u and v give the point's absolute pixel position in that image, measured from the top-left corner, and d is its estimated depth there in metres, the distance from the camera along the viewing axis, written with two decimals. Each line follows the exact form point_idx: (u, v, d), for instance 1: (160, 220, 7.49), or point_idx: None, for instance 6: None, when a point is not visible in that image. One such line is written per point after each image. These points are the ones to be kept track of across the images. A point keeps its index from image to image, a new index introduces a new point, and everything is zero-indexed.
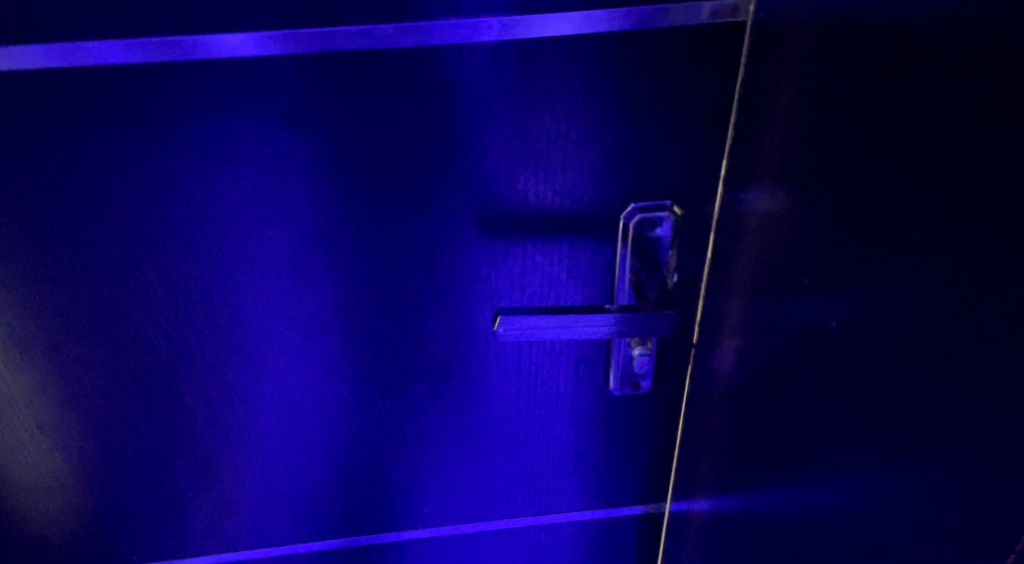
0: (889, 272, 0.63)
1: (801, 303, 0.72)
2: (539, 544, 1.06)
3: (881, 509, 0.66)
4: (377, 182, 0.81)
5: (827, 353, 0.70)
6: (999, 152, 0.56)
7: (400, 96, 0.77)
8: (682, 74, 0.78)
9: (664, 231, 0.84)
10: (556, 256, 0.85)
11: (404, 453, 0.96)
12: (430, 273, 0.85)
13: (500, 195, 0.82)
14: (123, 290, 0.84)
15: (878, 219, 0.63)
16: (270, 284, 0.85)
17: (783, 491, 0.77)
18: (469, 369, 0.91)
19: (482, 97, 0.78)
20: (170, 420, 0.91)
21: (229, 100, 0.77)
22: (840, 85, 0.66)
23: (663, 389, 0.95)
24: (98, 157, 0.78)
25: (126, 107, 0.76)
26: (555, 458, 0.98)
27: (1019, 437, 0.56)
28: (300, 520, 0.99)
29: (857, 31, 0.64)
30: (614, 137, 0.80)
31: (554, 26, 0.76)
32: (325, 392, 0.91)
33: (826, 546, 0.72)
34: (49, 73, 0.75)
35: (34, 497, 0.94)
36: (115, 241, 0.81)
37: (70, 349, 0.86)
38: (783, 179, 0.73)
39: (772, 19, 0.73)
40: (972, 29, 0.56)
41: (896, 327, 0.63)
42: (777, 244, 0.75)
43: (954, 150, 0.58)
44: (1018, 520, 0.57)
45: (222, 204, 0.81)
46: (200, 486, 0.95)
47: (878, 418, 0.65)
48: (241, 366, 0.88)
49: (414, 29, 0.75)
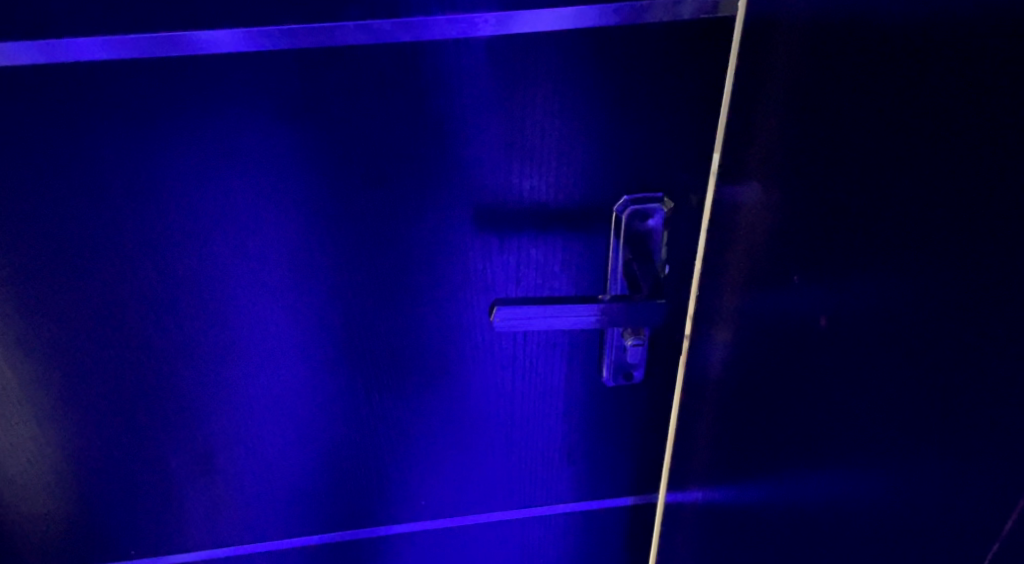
0: (877, 270, 0.64)
1: (791, 299, 0.74)
2: (532, 536, 1.07)
3: (870, 501, 0.67)
4: (374, 177, 0.82)
5: (817, 348, 0.71)
6: (984, 157, 0.57)
7: (396, 91, 0.78)
8: (675, 68, 0.79)
9: (656, 223, 0.85)
10: (549, 249, 0.87)
11: (396, 446, 0.97)
12: (423, 266, 0.86)
13: (493, 188, 0.83)
14: (122, 284, 0.84)
15: (867, 218, 0.65)
16: (267, 279, 0.85)
17: (775, 481, 0.78)
18: (463, 361, 0.92)
19: (477, 92, 0.79)
20: (168, 414, 0.92)
21: (227, 95, 0.77)
22: (831, 85, 0.67)
23: (656, 382, 0.96)
24: (97, 153, 0.79)
25: (126, 103, 0.77)
26: (547, 450, 0.99)
27: (999, 429, 0.58)
28: (297, 514, 1.00)
29: (849, 30, 0.65)
30: (607, 130, 0.81)
31: (548, 21, 0.77)
32: (321, 385, 0.92)
33: (815, 538, 0.73)
34: (48, 70, 0.75)
35: (33, 493, 0.95)
36: (114, 235, 0.82)
37: (70, 343, 0.87)
38: (773, 173, 0.75)
39: (763, 12, 0.75)
40: (959, 33, 0.58)
41: (885, 324, 0.64)
42: (769, 241, 0.76)
43: (941, 153, 0.59)
44: (998, 511, 0.58)
45: (220, 197, 0.81)
46: (196, 480, 0.96)
47: (867, 413, 0.66)
48: (238, 359, 0.89)
49: (410, 25, 0.76)
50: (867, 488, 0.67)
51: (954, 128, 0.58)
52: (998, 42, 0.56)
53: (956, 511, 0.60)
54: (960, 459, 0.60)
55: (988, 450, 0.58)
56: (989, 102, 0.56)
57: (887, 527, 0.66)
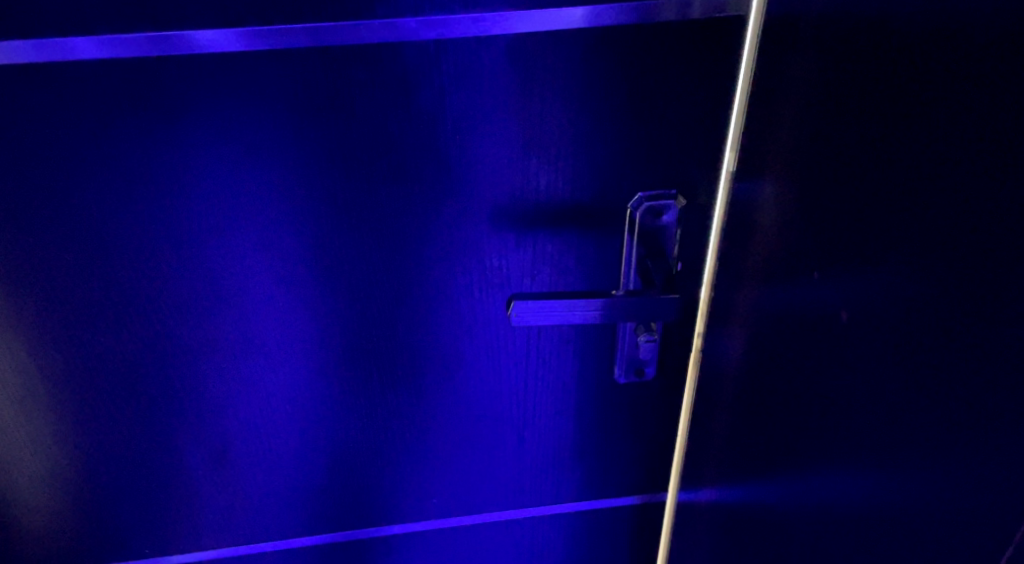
0: (888, 267, 0.66)
1: (804, 295, 0.75)
2: (540, 535, 1.07)
3: (881, 499, 0.68)
4: (395, 174, 0.83)
5: (829, 344, 0.72)
6: (997, 163, 0.58)
7: (419, 88, 0.79)
8: (692, 65, 0.81)
9: (669, 218, 0.87)
10: (564, 246, 0.88)
11: (408, 445, 0.97)
12: (439, 263, 0.87)
13: (510, 186, 0.84)
14: (143, 280, 0.85)
15: (883, 218, 0.66)
16: (285, 276, 0.86)
17: (790, 479, 0.79)
18: (476, 359, 0.93)
19: (497, 89, 0.80)
20: (186, 411, 0.92)
21: (252, 91, 0.79)
22: (846, 90, 0.69)
23: (668, 379, 0.97)
24: (120, 149, 0.80)
25: (153, 99, 0.78)
26: (557, 447, 1.00)
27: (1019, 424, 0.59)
28: (309, 512, 1.01)
29: (865, 34, 0.66)
30: (623, 128, 0.83)
31: (567, 20, 0.78)
32: (336, 382, 0.92)
33: (829, 535, 0.74)
34: (79, 66, 0.77)
35: (49, 489, 0.95)
36: (137, 231, 0.83)
37: (91, 338, 0.88)
38: (786, 171, 0.76)
39: (779, 10, 0.76)
40: (971, 42, 0.59)
41: (898, 320, 0.65)
42: (785, 241, 0.77)
43: (956, 158, 0.61)
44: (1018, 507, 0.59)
45: (242, 192, 0.82)
46: (210, 477, 0.96)
47: (882, 411, 0.67)
48: (256, 355, 0.90)
49: (434, 22, 0.77)
50: (884, 486, 0.68)
51: (969, 134, 0.60)
52: (1008, 52, 0.57)
53: (969, 512, 0.62)
54: (976, 460, 0.61)
55: (1003, 448, 0.60)
56: (1004, 110, 0.58)
57: (902, 521, 0.67)
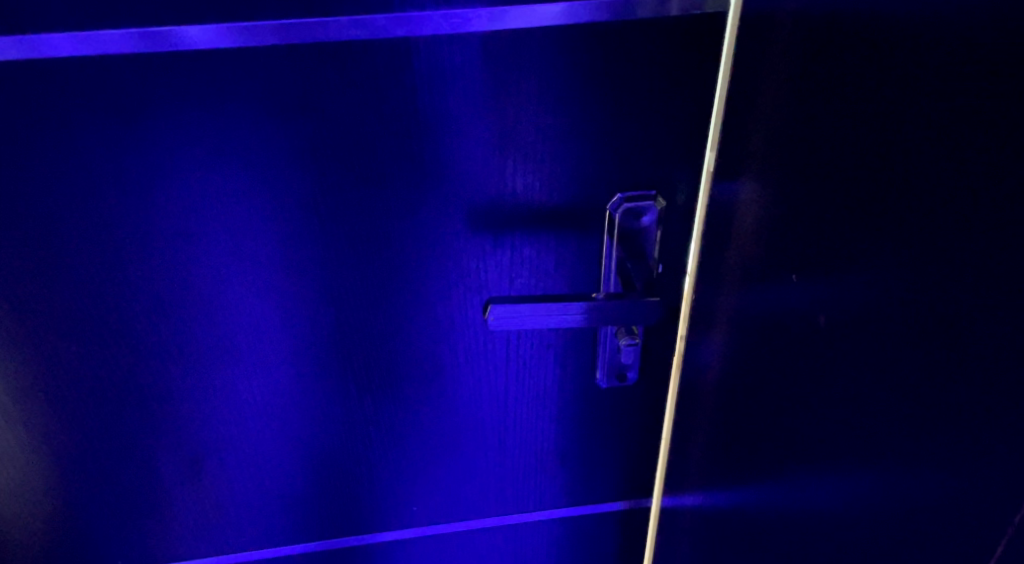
0: (874, 267, 0.64)
1: (786, 294, 0.73)
2: (526, 541, 1.06)
3: (866, 506, 0.67)
4: (368, 175, 0.81)
5: (814, 347, 0.70)
6: (988, 164, 0.56)
7: (389, 84, 0.78)
8: (668, 64, 0.79)
9: (649, 220, 0.85)
10: (543, 248, 0.86)
11: (389, 450, 0.96)
12: (415, 266, 0.86)
13: (487, 187, 0.83)
14: (112, 286, 0.83)
15: (869, 215, 0.64)
16: (257, 278, 0.85)
17: (772, 483, 0.77)
18: (456, 362, 0.92)
19: (468, 88, 0.79)
20: (156, 418, 0.90)
21: (221, 91, 0.77)
22: (830, 85, 0.67)
23: (650, 384, 0.95)
24: (85, 151, 0.78)
25: (119, 100, 0.77)
26: (541, 452, 0.99)
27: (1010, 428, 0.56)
28: (288, 521, 0.99)
29: (852, 28, 0.64)
30: (599, 127, 0.81)
31: (539, 17, 0.77)
32: (312, 387, 0.91)
33: (812, 540, 0.73)
34: (39, 66, 0.75)
35: (21, 500, 0.94)
36: (104, 235, 0.81)
37: (60, 345, 0.86)
38: (766, 169, 0.75)
39: (757, 7, 0.75)
40: (964, 38, 0.57)
41: (885, 321, 0.63)
42: (766, 242, 0.75)
43: (946, 157, 0.58)
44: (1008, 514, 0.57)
45: (210, 195, 0.81)
46: (185, 486, 0.94)
47: (872, 412, 0.65)
48: (229, 360, 0.88)
49: (404, 19, 0.76)
50: (871, 486, 0.66)
51: (959, 131, 0.58)
52: (1005, 42, 0.55)
53: (957, 517, 0.60)
54: (964, 464, 0.59)
55: (995, 454, 0.57)
56: (995, 105, 0.56)
57: (888, 523, 0.65)
